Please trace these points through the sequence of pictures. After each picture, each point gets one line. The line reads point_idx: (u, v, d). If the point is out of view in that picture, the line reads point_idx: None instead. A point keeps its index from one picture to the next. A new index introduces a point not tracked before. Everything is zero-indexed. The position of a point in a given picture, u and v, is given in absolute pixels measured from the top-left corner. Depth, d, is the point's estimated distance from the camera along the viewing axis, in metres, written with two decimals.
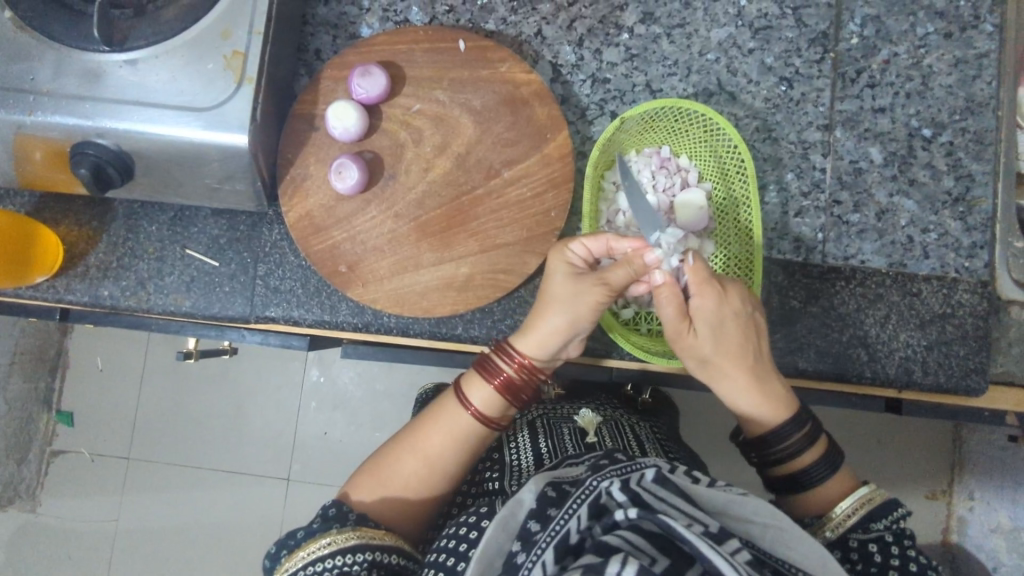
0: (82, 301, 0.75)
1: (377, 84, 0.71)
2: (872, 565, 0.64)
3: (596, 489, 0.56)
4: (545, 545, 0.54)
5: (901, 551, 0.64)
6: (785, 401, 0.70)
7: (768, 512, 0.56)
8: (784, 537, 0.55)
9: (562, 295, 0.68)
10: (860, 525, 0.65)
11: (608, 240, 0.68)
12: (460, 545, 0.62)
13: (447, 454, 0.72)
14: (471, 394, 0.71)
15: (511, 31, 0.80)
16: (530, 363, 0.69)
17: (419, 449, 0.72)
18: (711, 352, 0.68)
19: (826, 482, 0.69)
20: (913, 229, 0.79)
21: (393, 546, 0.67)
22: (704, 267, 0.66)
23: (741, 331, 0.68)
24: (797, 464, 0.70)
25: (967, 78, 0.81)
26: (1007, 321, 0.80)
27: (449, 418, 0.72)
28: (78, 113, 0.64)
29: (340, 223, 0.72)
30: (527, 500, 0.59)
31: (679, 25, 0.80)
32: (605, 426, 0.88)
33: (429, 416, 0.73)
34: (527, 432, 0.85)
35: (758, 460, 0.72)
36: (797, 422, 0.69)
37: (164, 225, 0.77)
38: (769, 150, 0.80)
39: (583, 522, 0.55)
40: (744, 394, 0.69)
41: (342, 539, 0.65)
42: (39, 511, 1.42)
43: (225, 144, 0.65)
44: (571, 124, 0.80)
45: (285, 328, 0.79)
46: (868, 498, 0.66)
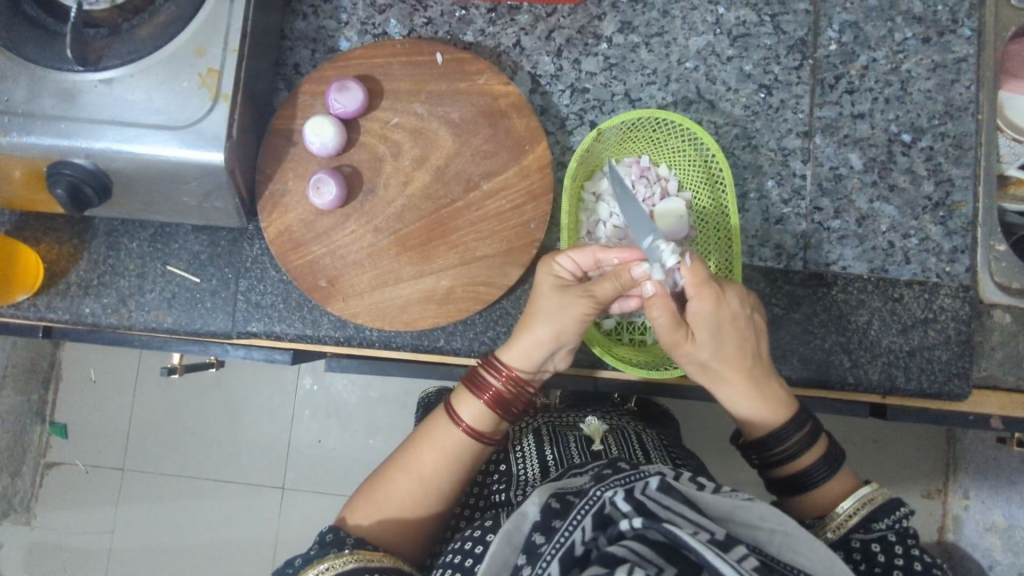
0: (63, 319, 0.75)
1: (354, 99, 0.71)
2: (875, 566, 0.63)
3: (600, 499, 0.56)
4: (550, 557, 0.53)
5: (906, 550, 0.63)
6: (782, 404, 0.69)
7: (773, 516, 0.56)
8: (792, 543, 0.55)
9: (548, 308, 0.68)
10: (861, 525, 0.65)
11: (595, 251, 0.68)
12: (466, 560, 0.61)
13: (441, 471, 0.71)
14: (461, 409, 0.71)
15: (490, 42, 0.80)
16: (518, 376, 0.69)
17: (412, 468, 0.72)
18: (711, 357, 0.67)
19: (826, 482, 0.68)
20: (894, 235, 0.79)
21: (393, 567, 0.67)
22: (702, 267, 0.65)
23: (741, 333, 0.67)
24: (798, 465, 0.69)
25: (945, 83, 0.81)
26: (989, 325, 0.80)
27: (441, 436, 0.72)
28: (55, 133, 0.64)
29: (320, 237, 0.72)
30: (532, 512, 0.59)
31: (658, 34, 0.81)
32: (611, 434, 0.87)
33: (421, 435, 0.73)
34: (533, 439, 0.85)
35: (760, 462, 0.71)
36: (796, 422, 0.68)
37: (145, 242, 0.77)
38: (749, 158, 0.80)
39: (588, 532, 0.54)
40: (741, 399, 0.69)
41: (340, 563, 0.64)
42: (34, 524, 1.42)
43: (203, 162, 0.65)
44: (551, 134, 0.80)
45: (268, 342, 0.79)
46: (869, 498, 0.66)
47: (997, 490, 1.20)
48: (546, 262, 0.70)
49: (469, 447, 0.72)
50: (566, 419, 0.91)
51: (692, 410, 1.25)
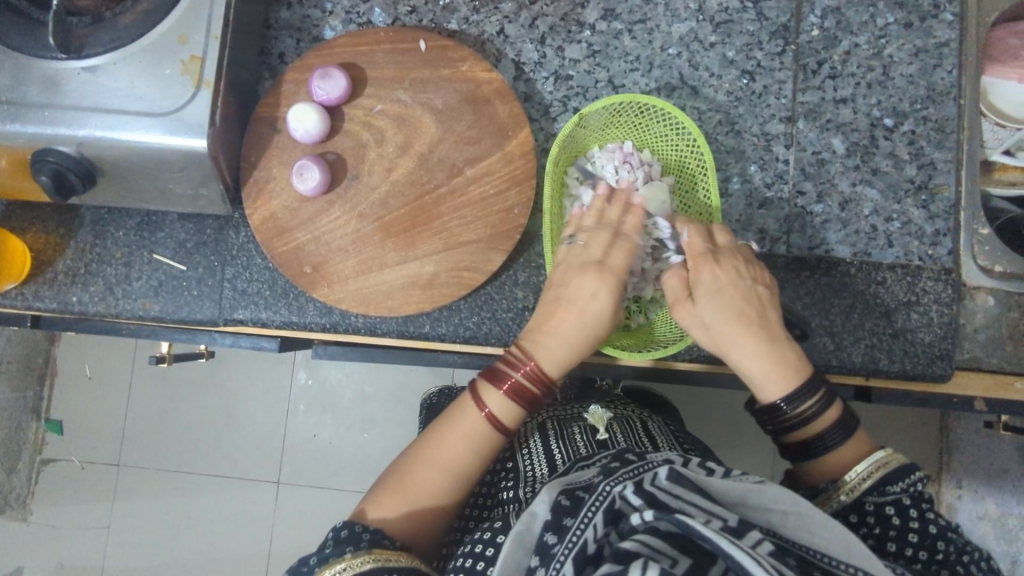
0: (50, 308, 0.76)
1: (337, 86, 0.72)
2: (890, 529, 0.61)
3: (610, 495, 0.55)
4: (564, 557, 0.51)
5: (921, 513, 0.61)
6: (798, 365, 0.66)
7: (786, 498, 0.54)
8: (808, 523, 0.53)
9: (593, 320, 0.69)
10: (875, 489, 0.62)
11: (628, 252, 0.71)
12: (478, 564, 0.60)
13: (466, 462, 0.69)
14: (487, 396, 0.69)
15: (474, 30, 0.80)
16: (545, 375, 0.68)
17: (437, 459, 0.69)
18: (713, 318, 0.68)
19: (840, 446, 0.66)
20: (876, 219, 0.80)
21: (409, 567, 0.63)
22: (698, 239, 0.70)
23: (744, 298, 0.68)
24: (810, 431, 0.66)
25: (927, 68, 0.81)
26: (973, 308, 0.80)
27: (468, 423, 0.69)
28: (37, 121, 0.64)
29: (304, 224, 0.73)
30: (541, 512, 0.58)
31: (640, 21, 0.81)
32: (616, 422, 0.87)
33: (445, 423, 0.70)
34: (539, 436, 0.84)
35: (771, 428, 0.68)
36: (807, 388, 0.65)
37: (132, 231, 0.77)
38: (732, 143, 0.80)
39: (599, 530, 0.53)
40: (753, 358, 0.66)
41: (358, 564, 0.61)
42: (31, 519, 1.43)
43: (188, 149, 0.65)
44: (534, 121, 0.80)
45: (254, 330, 0.79)
46: (884, 463, 0.63)
47: (989, 478, 1.20)
48: (612, 279, 0.69)
49: (494, 438, 0.69)
50: (572, 411, 0.91)
51: (700, 397, 1.26)
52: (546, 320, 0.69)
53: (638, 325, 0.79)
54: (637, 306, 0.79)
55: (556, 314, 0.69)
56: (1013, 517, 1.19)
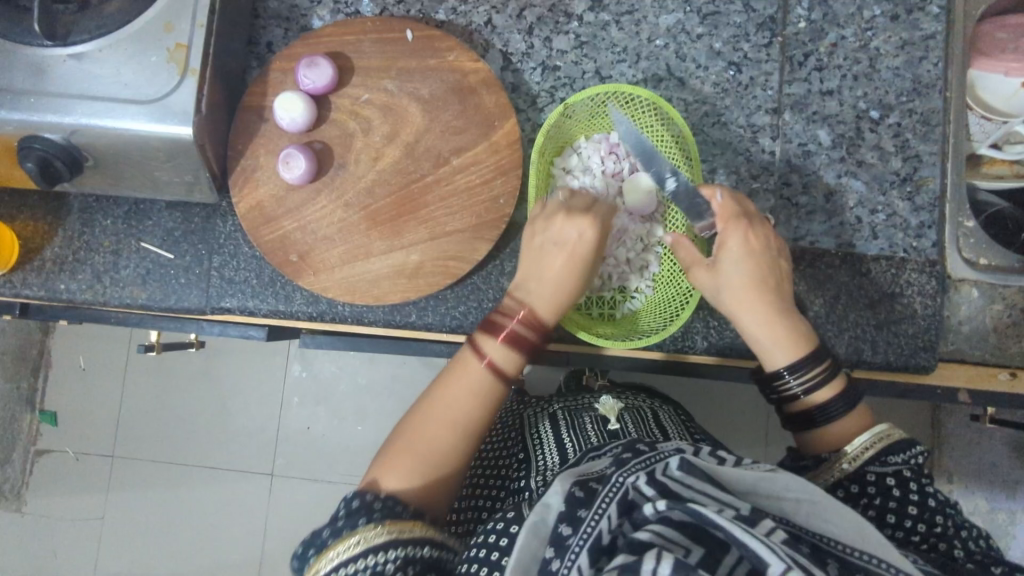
0: (39, 296, 0.76)
1: (323, 75, 0.72)
2: (891, 500, 0.59)
3: (623, 485, 0.53)
4: (578, 548, 0.50)
5: (921, 486, 0.60)
6: (803, 339, 0.66)
7: (797, 486, 0.53)
8: (820, 511, 0.52)
9: (584, 259, 0.70)
10: (878, 458, 0.61)
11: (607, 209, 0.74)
12: (493, 553, 0.57)
13: (472, 415, 0.66)
14: (486, 341, 0.67)
15: (461, 21, 0.81)
16: (538, 319, 0.68)
17: (442, 413, 0.65)
18: (738, 279, 0.67)
19: (842, 418, 0.65)
20: (861, 210, 0.80)
21: (425, 537, 0.59)
22: (731, 202, 0.70)
23: (769, 269, 0.68)
24: (813, 401, 0.65)
25: (913, 60, 0.82)
26: (957, 300, 0.81)
27: (469, 372, 0.66)
28: (23, 108, 0.64)
29: (291, 212, 0.73)
30: (554, 503, 0.55)
31: (628, 12, 0.81)
32: (627, 413, 0.87)
33: (444, 378, 0.67)
34: (550, 426, 0.84)
35: (776, 398, 0.68)
36: (813, 359, 0.65)
37: (119, 219, 0.77)
38: (718, 135, 0.81)
39: (613, 520, 0.52)
40: (763, 328, 0.67)
41: (372, 536, 0.57)
42: (25, 511, 1.44)
43: (175, 137, 0.66)
44: (521, 112, 0.81)
45: (241, 319, 0.80)
46: (885, 434, 0.62)
47: (978, 473, 1.21)
48: (598, 219, 0.70)
49: (495, 385, 0.67)
50: (581, 403, 0.91)
51: (699, 390, 1.26)
52: (538, 264, 0.70)
53: (623, 314, 0.79)
54: (623, 295, 0.80)
55: (547, 258, 0.70)
56: (1002, 511, 1.19)
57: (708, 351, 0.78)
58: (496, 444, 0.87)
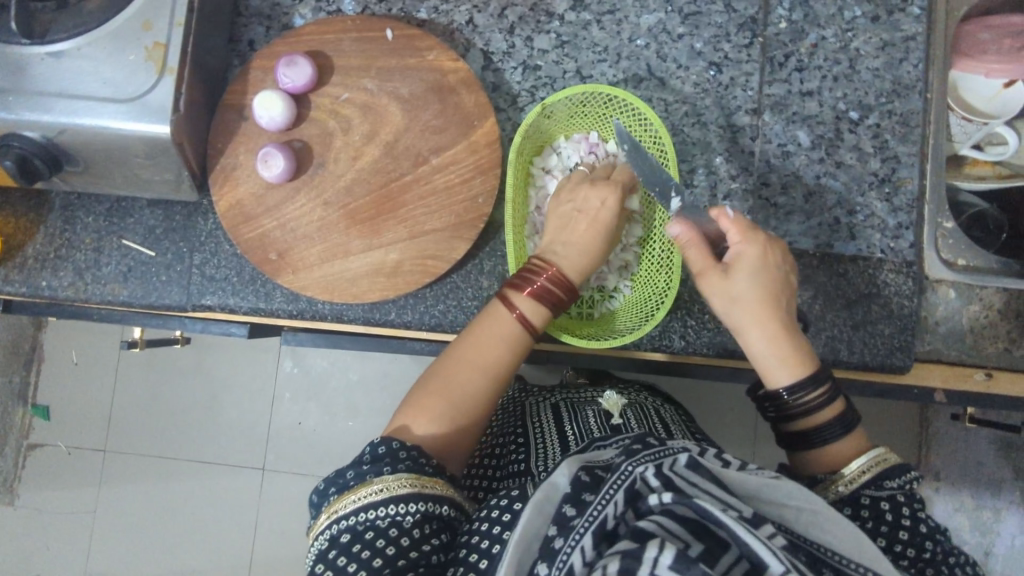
0: (21, 292, 0.77)
1: (302, 74, 0.72)
2: (883, 524, 0.61)
3: (632, 474, 0.54)
4: (583, 530, 0.52)
5: (913, 512, 0.61)
6: (808, 357, 0.66)
7: (800, 494, 0.53)
8: (820, 522, 0.53)
9: (607, 223, 0.72)
10: (874, 482, 0.62)
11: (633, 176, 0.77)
12: (494, 528, 0.58)
13: (496, 372, 0.67)
14: (516, 298, 0.68)
15: (443, 19, 0.81)
16: (567, 279, 0.69)
17: (470, 366, 0.67)
18: (747, 294, 0.67)
19: (837, 440, 0.66)
20: (840, 210, 0.81)
21: (444, 496, 0.61)
22: (744, 219, 0.69)
23: (778, 286, 0.68)
24: (812, 422, 0.66)
25: (893, 61, 0.82)
26: (934, 301, 0.81)
27: (498, 328, 0.67)
28: (2, 106, 0.65)
29: (270, 211, 0.74)
30: (560, 484, 0.57)
31: (610, 11, 0.81)
32: (630, 409, 0.87)
33: (474, 332, 0.68)
34: (552, 414, 0.85)
35: (773, 415, 0.69)
36: (815, 381, 0.65)
37: (101, 216, 0.78)
38: (698, 134, 0.81)
39: (619, 507, 0.53)
40: (766, 344, 0.66)
41: (395, 486, 0.59)
42: (17, 504, 1.45)
43: (154, 136, 0.66)
44: (502, 111, 0.81)
45: (222, 316, 0.80)
46: (883, 458, 0.63)
47: (963, 471, 1.21)
48: (619, 187, 0.73)
49: (522, 342, 0.68)
50: (585, 396, 0.92)
51: (689, 388, 1.27)
52: (564, 231, 0.72)
53: (602, 313, 0.80)
54: (602, 294, 0.80)
55: (571, 225, 0.72)
56: (986, 509, 1.20)
57: (684, 351, 0.78)
58: (498, 429, 0.88)
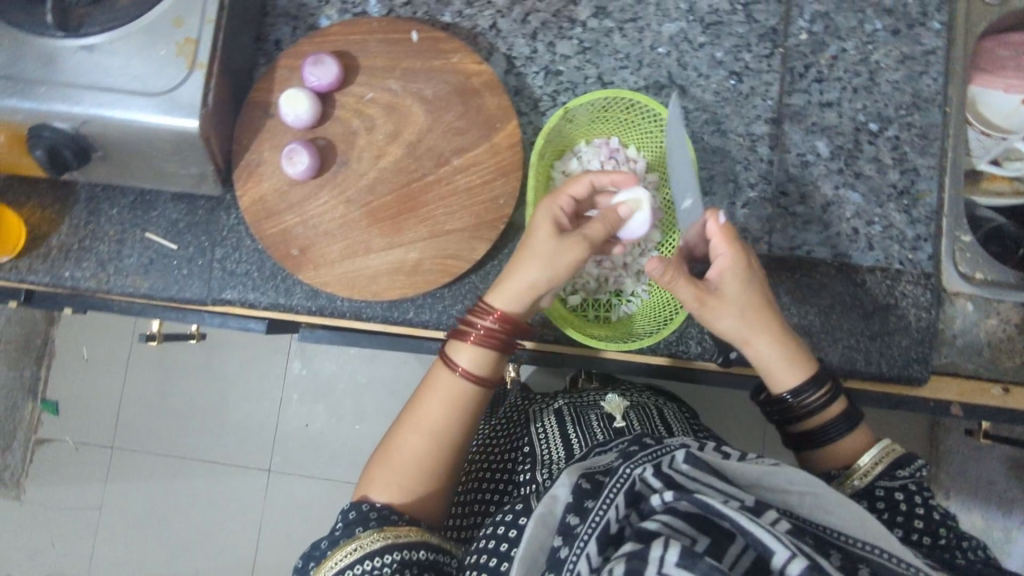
0: (44, 282, 0.78)
1: (329, 73, 0.73)
2: (898, 514, 0.61)
3: (630, 477, 0.55)
4: (587, 537, 0.52)
5: (925, 500, 0.62)
6: (807, 356, 0.68)
7: (803, 480, 0.54)
8: (823, 503, 0.53)
9: (542, 255, 0.66)
10: (886, 473, 0.64)
11: (591, 180, 0.71)
12: (501, 545, 0.61)
13: (451, 423, 0.70)
14: (456, 355, 0.70)
15: (467, 23, 0.82)
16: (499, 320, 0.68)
17: (421, 424, 0.70)
18: (746, 308, 0.66)
19: (845, 438, 0.68)
20: (858, 221, 0.81)
21: (420, 541, 0.64)
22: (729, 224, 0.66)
23: (761, 285, 0.68)
24: (818, 421, 0.68)
25: (913, 74, 0.82)
26: (952, 314, 0.81)
27: (444, 387, 0.70)
28: (34, 97, 0.66)
29: (293, 207, 0.74)
30: (562, 495, 0.57)
31: (632, 19, 0.82)
32: (633, 410, 0.88)
33: (421, 391, 0.71)
34: (555, 418, 0.85)
35: (779, 418, 0.71)
36: (816, 381, 0.67)
37: (125, 209, 0.79)
38: (717, 142, 0.82)
39: (621, 510, 0.53)
40: (772, 350, 0.67)
41: (369, 543, 0.62)
42: (23, 498, 1.45)
43: (182, 130, 0.67)
44: (523, 115, 0.82)
45: (242, 311, 0.80)
46: (891, 449, 0.65)
47: (975, 490, 1.20)
48: (548, 217, 0.67)
49: (473, 395, 0.70)
50: (587, 399, 0.91)
51: (699, 395, 1.27)
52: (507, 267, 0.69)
53: (619, 317, 0.80)
54: (620, 298, 0.80)
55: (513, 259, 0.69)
56: (997, 529, 1.19)
57: (701, 357, 0.78)
58: (500, 439, 0.88)
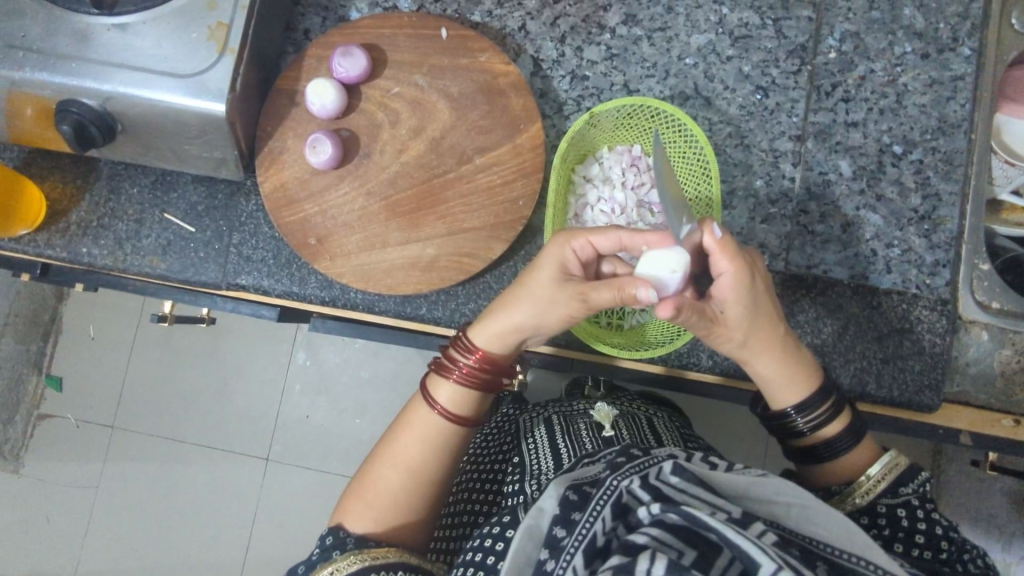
0: (61, 257, 0.78)
1: (357, 64, 0.73)
2: (899, 530, 0.62)
3: (617, 489, 0.55)
4: (573, 549, 0.52)
5: (927, 514, 0.62)
6: (817, 373, 0.68)
7: (788, 491, 0.54)
8: (810, 515, 0.54)
9: (539, 298, 0.65)
10: (889, 490, 0.64)
11: (620, 236, 0.63)
12: (488, 558, 0.61)
13: (428, 459, 0.72)
14: (438, 392, 0.72)
15: (496, 24, 0.82)
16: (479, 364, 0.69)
17: (398, 457, 0.72)
18: (748, 337, 0.64)
19: (848, 453, 0.68)
20: (877, 243, 0.80)
21: (399, 562, 0.68)
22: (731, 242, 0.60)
23: (768, 314, 0.64)
24: (820, 437, 0.68)
25: (940, 99, 0.82)
26: (967, 342, 0.80)
27: (423, 423, 0.72)
28: (66, 72, 0.67)
29: (313, 196, 0.74)
30: (549, 508, 0.57)
31: (661, 29, 0.82)
32: (622, 418, 0.87)
33: (401, 424, 0.74)
34: (545, 429, 0.84)
35: (781, 431, 0.71)
36: (819, 400, 0.67)
37: (146, 189, 0.79)
38: (740, 156, 0.81)
39: (608, 523, 0.53)
40: (776, 371, 0.67)
41: (346, 565, 0.66)
42: (22, 472, 1.46)
43: (208, 113, 0.67)
44: (547, 118, 0.82)
45: (254, 298, 0.82)
46: (894, 463, 0.65)
47: (977, 522, 1.18)
48: (558, 254, 0.64)
49: (453, 434, 0.72)
50: (579, 408, 0.90)
51: (702, 409, 1.27)
52: (498, 304, 0.69)
53: (631, 325, 0.80)
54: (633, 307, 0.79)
55: (509, 296, 0.68)
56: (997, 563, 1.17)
57: (713, 370, 0.78)
58: (491, 449, 0.88)
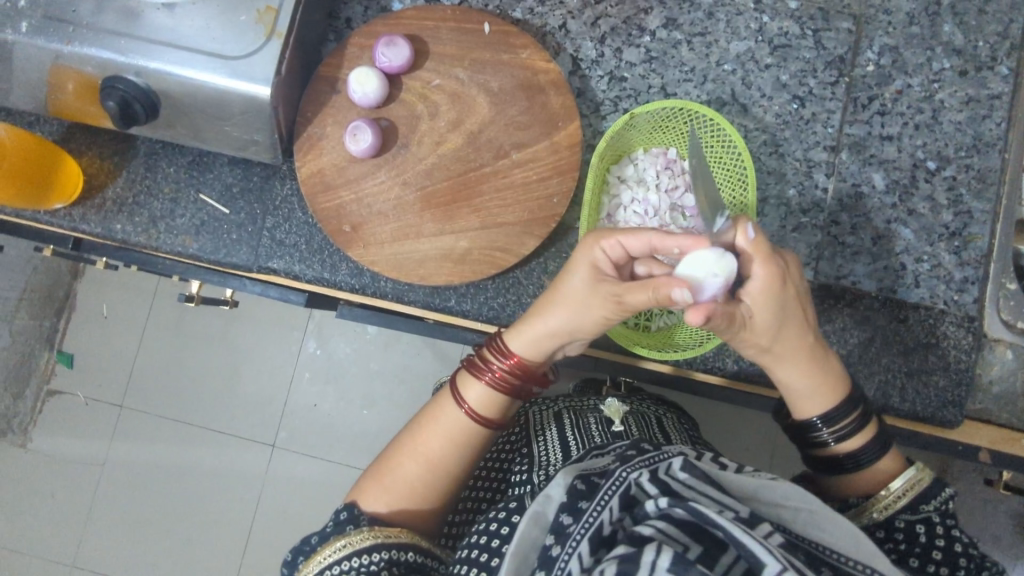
0: (94, 232, 0.78)
1: (400, 54, 0.74)
2: (916, 546, 0.62)
3: (626, 480, 0.54)
4: (579, 536, 0.52)
5: (947, 530, 0.62)
6: (842, 385, 0.67)
7: (797, 495, 0.54)
8: (817, 519, 0.54)
9: (574, 303, 0.66)
10: (909, 506, 0.64)
11: (652, 237, 0.63)
12: (493, 541, 0.62)
13: (450, 457, 0.72)
14: (466, 391, 0.72)
15: (537, 21, 0.82)
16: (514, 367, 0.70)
17: (420, 452, 0.72)
18: (773, 340, 0.64)
19: (872, 464, 0.67)
20: (907, 257, 0.81)
21: (410, 543, 0.69)
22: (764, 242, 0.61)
23: (795, 313, 0.64)
24: (846, 448, 0.68)
25: (976, 117, 0.82)
26: (991, 360, 0.80)
27: (448, 423, 0.72)
28: (113, 48, 0.67)
29: (349, 183, 0.75)
30: (556, 495, 0.58)
31: (700, 34, 0.83)
32: (630, 416, 0.87)
33: (426, 419, 0.74)
34: (556, 425, 0.83)
35: (806, 444, 0.71)
36: (844, 408, 0.67)
37: (182, 169, 0.80)
38: (774, 164, 0.82)
39: (615, 514, 0.53)
40: (799, 376, 0.66)
41: (357, 541, 0.67)
42: (28, 447, 1.46)
43: (251, 96, 0.68)
44: (584, 117, 0.82)
45: (282, 284, 0.84)
46: (918, 479, 0.64)
47: (983, 542, 1.18)
48: (586, 258, 0.65)
49: (469, 428, 0.72)
50: (588, 404, 0.90)
51: (703, 409, 1.27)
52: (536, 307, 0.69)
53: (658, 328, 0.80)
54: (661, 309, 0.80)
55: (542, 300, 0.68)
56: None
57: (738, 375, 0.78)
58: (502, 437, 0.88)
